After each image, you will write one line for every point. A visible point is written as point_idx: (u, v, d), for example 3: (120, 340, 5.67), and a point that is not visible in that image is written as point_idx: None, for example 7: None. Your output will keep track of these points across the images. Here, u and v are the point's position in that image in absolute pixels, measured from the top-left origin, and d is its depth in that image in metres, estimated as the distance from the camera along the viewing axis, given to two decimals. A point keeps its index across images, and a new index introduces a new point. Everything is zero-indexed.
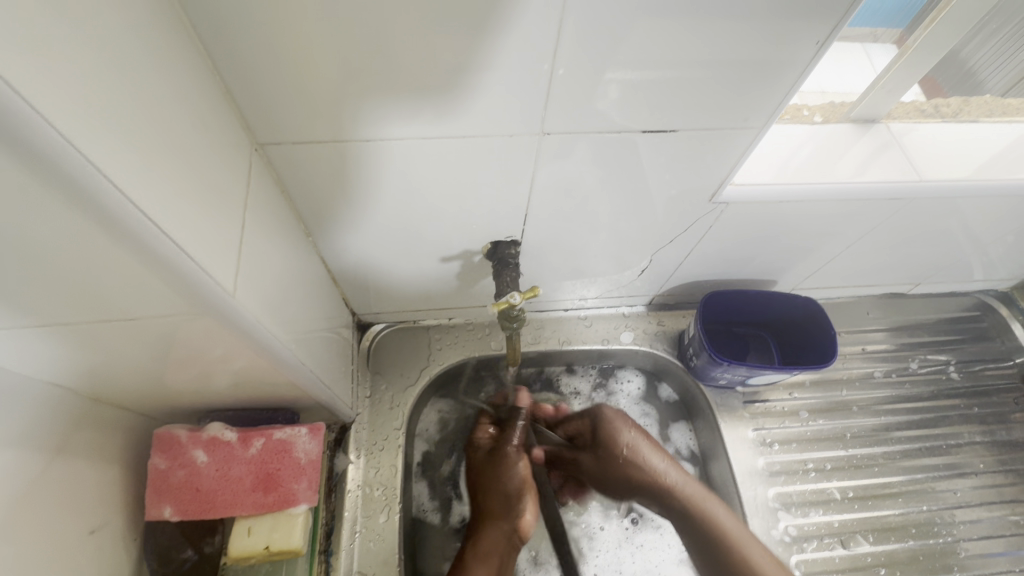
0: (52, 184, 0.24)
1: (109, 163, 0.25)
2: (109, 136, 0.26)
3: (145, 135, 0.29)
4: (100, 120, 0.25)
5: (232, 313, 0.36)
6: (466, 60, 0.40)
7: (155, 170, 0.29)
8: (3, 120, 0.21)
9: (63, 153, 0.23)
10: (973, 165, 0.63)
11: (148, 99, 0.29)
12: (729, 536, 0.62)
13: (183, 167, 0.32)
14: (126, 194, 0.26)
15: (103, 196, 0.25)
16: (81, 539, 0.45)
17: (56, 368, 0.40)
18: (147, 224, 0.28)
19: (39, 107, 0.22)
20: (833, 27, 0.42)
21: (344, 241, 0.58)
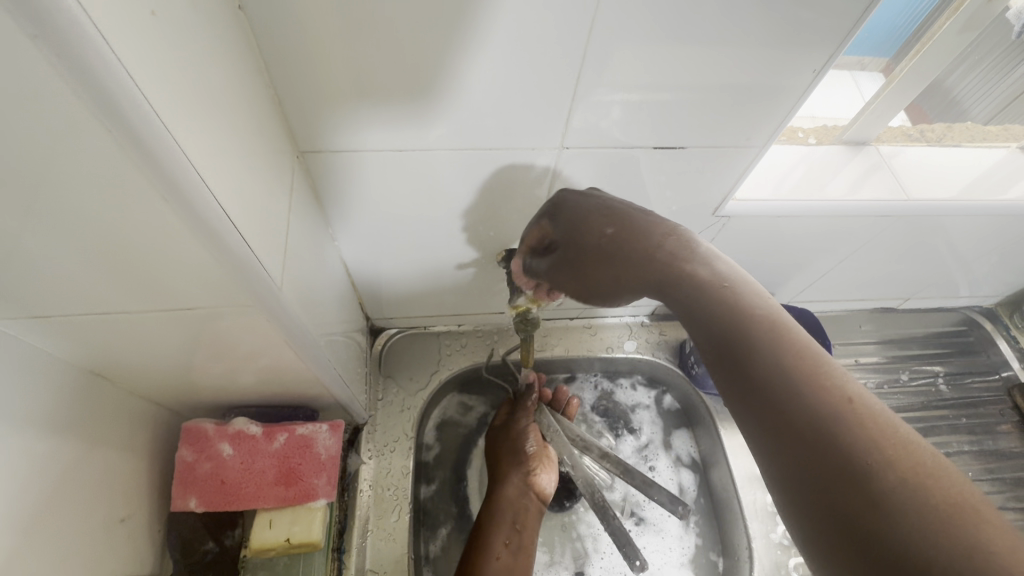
0: (152, 178, 0.26)
1: (197, 160, 0.28)
2: (198, 137, 0.28)
3: (222, 137, 0.31)
4: (193, 123, 0.28)
5: (276, 304, 0.39)
6: (497, 78, 0.44)
7: (228, 170, 0.32)
8: (124, 118, 0.23)
9: (166, 151, 0.25)
10: (956, 186, 0.67)
11: (225, 106, 0.32)
12: None
13: (247, 168, 0.34)
14: (207, 190, 0.29)
15: (192, 190, 0.28)
16: (111, 526, 0.47)
17: (102, 355, 0.42)
18: (220, 219, 0.30)
19: (153, 109, 0.24)
20: (828, 58, 0.46)
21: (366, 246, 0.61)
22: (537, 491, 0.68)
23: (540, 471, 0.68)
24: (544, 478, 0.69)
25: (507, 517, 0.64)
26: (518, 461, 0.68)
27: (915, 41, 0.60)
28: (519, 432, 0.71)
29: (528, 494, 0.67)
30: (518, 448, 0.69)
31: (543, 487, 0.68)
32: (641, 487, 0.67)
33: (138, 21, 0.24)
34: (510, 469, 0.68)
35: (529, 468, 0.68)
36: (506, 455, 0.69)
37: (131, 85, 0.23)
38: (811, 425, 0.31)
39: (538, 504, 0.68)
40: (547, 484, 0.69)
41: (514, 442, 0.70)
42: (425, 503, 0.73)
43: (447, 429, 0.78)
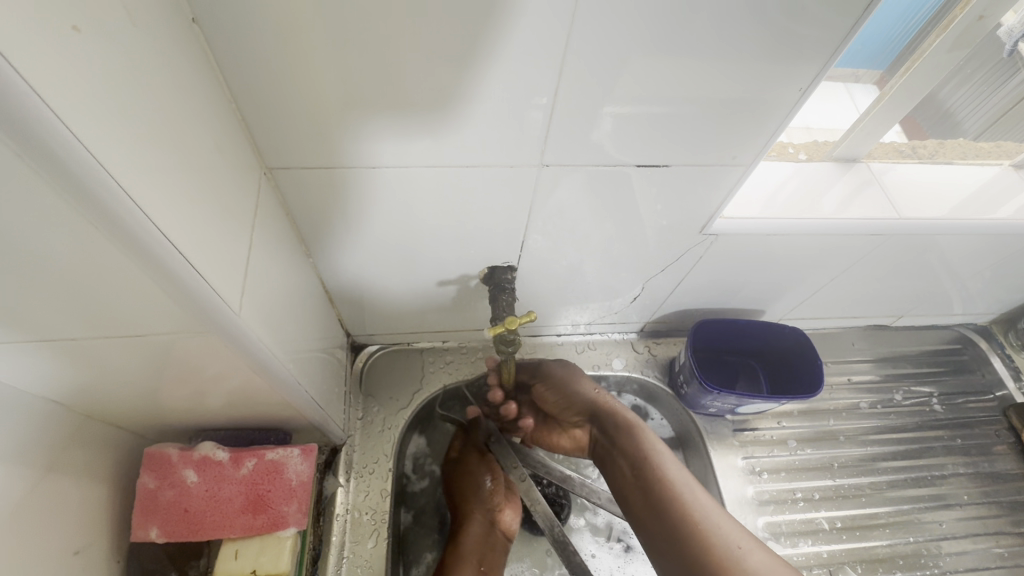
0: (72, 197, 0.24)
1: (130, 180, 0.26)
2: (132, 154, 0.26)
3: (163, 154, 0.29)
4: (125, 138, 0.26)
5: (234, 329, 0.37)
6: (471, 92, 0.42)
7: (170, 188, 0.30)
8: (32, 135, 0.21)
9: (87, 169, 0.24)
10: (948, 205, 0.66)
11: (167, 121, 0.30)
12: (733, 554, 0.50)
13: (196, 185, 0.33)
14: (144, 210, 0.27)
15: (121, 212, 0.26)
16: (64, 560, 0.44)
17: (49, 381, 0.40)
18: (159, 239, 0.28)
19: (69, 124, 0.23)
20: (814, 77, 0.45)
21: (342, 262, 0.59)
22: (502, 530, 0.69)
23: (503, 506, 0.69)
24: (509, 514, 0.69)
25: (471, 556, 0.65)
26: (482, 499, 0.69)
27: (908, 54, 0.60)
28: (475, 471, 0.71)
29: (494, 534, 0.68)
30: (479, 487, 0.70)
31: (509, 525, 0.69)
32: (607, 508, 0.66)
33: (60, 39, 0.22)
34: (474, 509, 0.68)
35: (493, 507, 0.69)
36: (469, 497, 0.69)
37: (51, 106, 0.22)
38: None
39: (503, 541, 0.68)
40: (512, 520, 0.69)
41: (472, 480, 0.71)
42: (404, 530, 0.70)
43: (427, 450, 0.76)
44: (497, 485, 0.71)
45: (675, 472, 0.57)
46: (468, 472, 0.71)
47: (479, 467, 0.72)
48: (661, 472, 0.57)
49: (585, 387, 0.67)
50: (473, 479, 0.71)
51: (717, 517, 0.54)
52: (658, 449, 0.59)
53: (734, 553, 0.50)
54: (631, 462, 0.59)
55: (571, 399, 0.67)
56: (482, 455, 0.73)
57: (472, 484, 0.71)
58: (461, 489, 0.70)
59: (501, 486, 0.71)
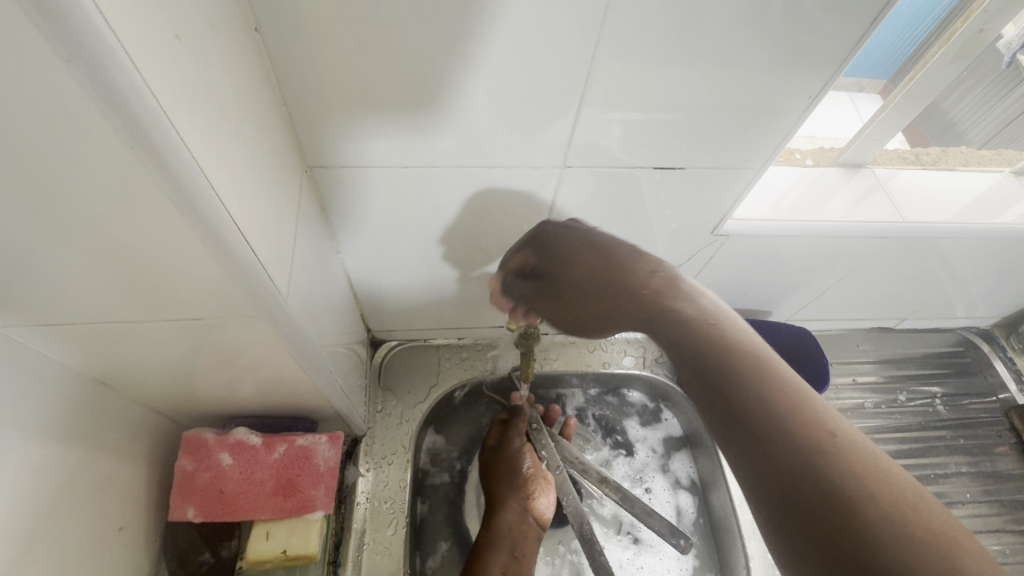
0: (160, 181, 0.27)
1: (207, 168, 0.29)
2: (208, 145, 0.29)
3: (231, 146, 0.32)
4: (204, 131, 0.29)
5: (281, 315, 0.39)
6: (502, 95, 0.45)
7: (236, 178, 0.32)
8: (135, 123, 0.24)
9: (176, 156, 0.26)
10: (950, 209, 0.69)
11: (235, 117, 0.33)
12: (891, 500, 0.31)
13: (255, 178, 0.35)
14: (216, 197, 0.30)
15: (198, 197, 0.28)
16: (108, 535, 0.46)
17: (106, 361, 0.42)
18: (227, 224, 0.31)
19: (165, 114, 0.25)
20: (822, 87, 0.48)
21: (369, 258, 0.62)
22: (536, 516, 0.67)
23: (539, 495, 0.68)
24: (542, 501, 0.68)
25: (503, 540, 0.64)
26: (515, 485, 0.68)
27: (912, 63, 0.62)
28: (512, 457, 0.71)
29: (527, 520, 0.67)
30: (515, 472, 0.70)
31: (543, 511, 0.68)
32: (641, 515, 0.69)
33: (164, 46, 0.25)
34: (507, 495, 0.68)
35: (526, 493, 0.68)
36: (503, 482, 0.69)
37: (157, 104, 0.24)
38: (791, 458, 0.34)
39: (536, 528, 0.67)
40: (546, 506, 0.68)
41: (509, 466, 0.71)
42: (421, 518, 0.72)
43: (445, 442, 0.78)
44: (534, 471, 0.70)
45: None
46: (504, 458, 0.72)
47: (515, 456, 0.71)
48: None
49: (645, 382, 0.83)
50: (509, 465, 0.71)
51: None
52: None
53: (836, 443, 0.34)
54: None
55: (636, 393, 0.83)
56: (522, 442, 0.73)
57: (507, 469, 0.70)
58: (496, 476, 0.71)
59: (539, 471, 0.70)
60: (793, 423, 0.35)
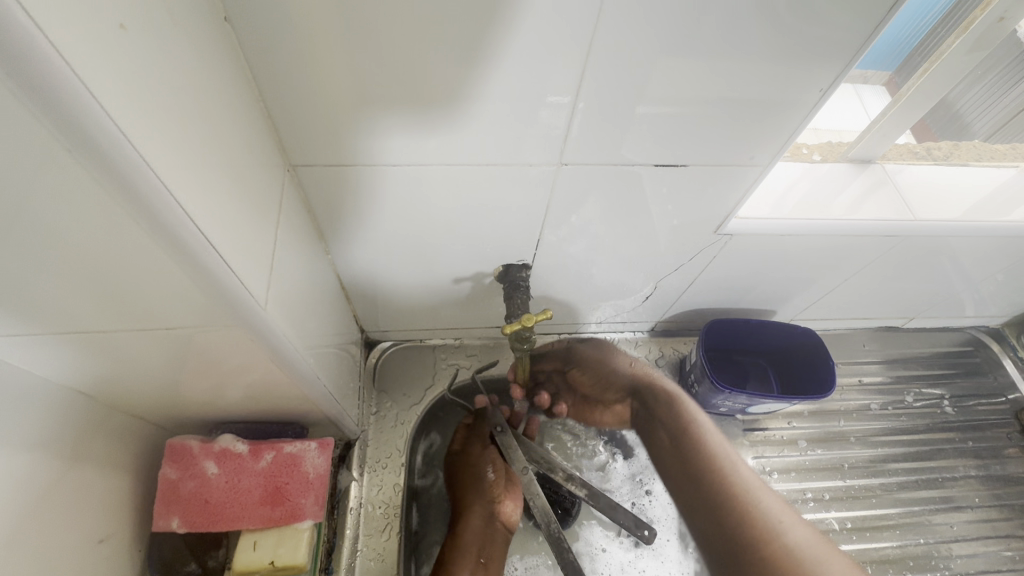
0: (111, 187, 0.25)
1: (164, 171, 0.27)
2: (166, 147, 0.27)
3: (194, 146, 0.30)
4: (160, 131, 0.27)
5: (259, 322, 0.38)
6: (495, 91, 0.43)
7: (199, 180, 0.30)
8: (74, 122, 0.22)
9: (126, 159, 0.24)
10: (963, 207, 0.66)
11: (199, 115, 0.31)
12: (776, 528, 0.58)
13: (224, 179, 0.33)
14: (178, 201, 0.28)
15: (156, 202, 0.26)
16: (90, 548, 0.45)
17: (79, 371, 0.41)
18: (190, 229, 0.29)
19: (109, 113, 0.23)
20: (834, 79, 0.45)
21: (360, 259, 0.60)
22: (502, 521, 0.69)
23: (504, 498, 0.69)
24: (508, 506, 0.69)
25: (468, 548, 0.66)
26: (482, 490, 0.70)
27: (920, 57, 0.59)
28: (474, 463, 0.72)
29: (493, 525, 0.69)
30: (479, 478, 0.71)
31: (509, 516, 0.69)
32: (607, 510, 0.66)
33: (102, 36, 0.23)
34: (472, 501, 0.69)
35: (491, 498, 0.69)
36: (468, 489, 0.71)
37: (95, 99, 0.22)
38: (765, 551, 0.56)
39: (505, 531, 0.69)
40: (511, 510, 0.69)
41: (471, 473, 0.72)
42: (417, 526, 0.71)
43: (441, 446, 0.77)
44: (497, 476, 0.71)
45: (756, 485, 0.63)
46: (468, 464, 0.72)
47: (478, 462, 0.72)
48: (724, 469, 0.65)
49: (620, 361, 0.81)
50: (473, 471, 0.72)
51: (783, 516, 0.59)
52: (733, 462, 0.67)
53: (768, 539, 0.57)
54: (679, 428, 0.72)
55: (609, 376, 0.80)
56: (483, 446, 0.73)
57: (471, 476, 0.72)
58: (464, 480, 0.72)
59: (502, 476, 0.71)
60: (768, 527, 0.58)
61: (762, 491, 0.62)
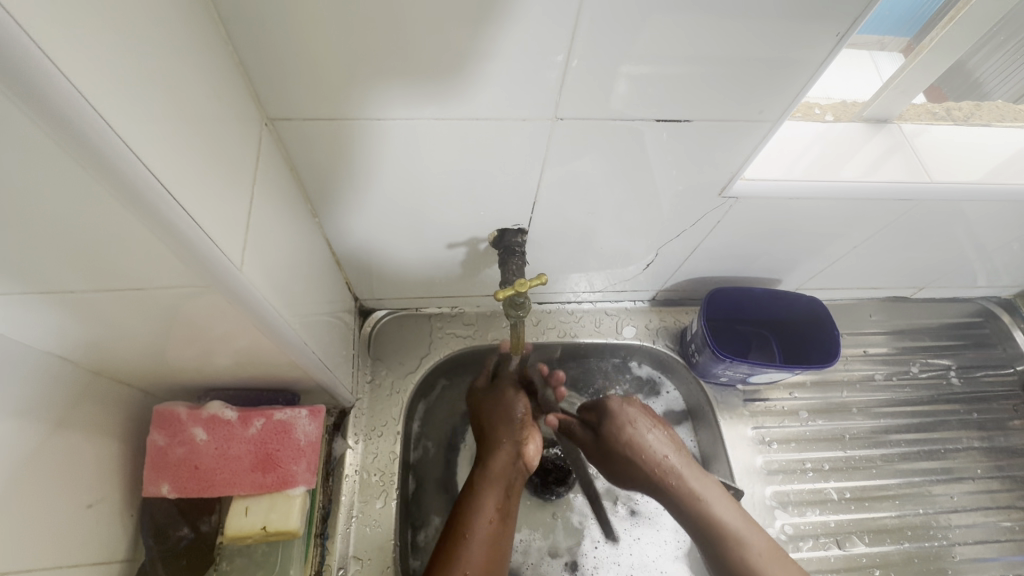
0: (57, 135, 0.23)
1: (116, 121, 0.25)
2: (119, 95, 0.25)
3: (153, 95, 0.28)
4: (111, 74, 0.25)
5: (238, 286, 0.36)
6: (482, 44, 0.40)
7: (160, 132, 0.28)
8: (9, 62, 0.20)
9: (71, 105, 0.22)
10: (982, 169, 0.63)
11: (158, 60, 0.29)
12: (731, 533, 0.60)
13: (191, 134, 0.31)
14: (135, 155, 0.26)
15: (110, 153, 0.25)
16: (79, 513, 0.45)
17: (53, 336, 0.39)
18: (153, 185, 0.27)
19: (47, 51, 0.21)
20: (851, 23, 0.41)
21: (348, 222, 0.58)
22: (527, 460, 0.64)
23: (530, 437, 0.65)
24: (534, 447, 0.66)
25: (492, 481, 0.61)
26: (511, 429, 0.65)
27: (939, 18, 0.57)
28: (505, 403, 0.67)
29: (518, 464, 0.64)
30: (512, 417, 0.66)
31: (533, 457, 0.65)
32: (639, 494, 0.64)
33: None
34: (501, 438, 0.65)
35: (522, 434, 0.65)
36: (498, 425, 0.66)
37: (28, 32, 0.20)
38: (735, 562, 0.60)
39: (524, 469, 0.64)
40: (536, 453, 0.65)
41: (506, 412, 0.67)
42: (414, 496, 0.71)
43: (439, 417, 0.76)
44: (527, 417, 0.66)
45: (653, 446, 0.65)
46: (501, 402, 0.68)
47: (507, 403, 0.68)
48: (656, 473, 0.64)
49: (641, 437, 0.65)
50: (506, 409, 0.67)
51: (704, 491, 0.62)
52: (650, 443, 0.65)
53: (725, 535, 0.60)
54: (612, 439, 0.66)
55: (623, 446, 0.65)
56: (517, 391, 0.69)
57: (504, 416, 0.67)
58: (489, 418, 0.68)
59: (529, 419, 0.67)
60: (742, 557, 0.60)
61: (687, 479, 0.63)
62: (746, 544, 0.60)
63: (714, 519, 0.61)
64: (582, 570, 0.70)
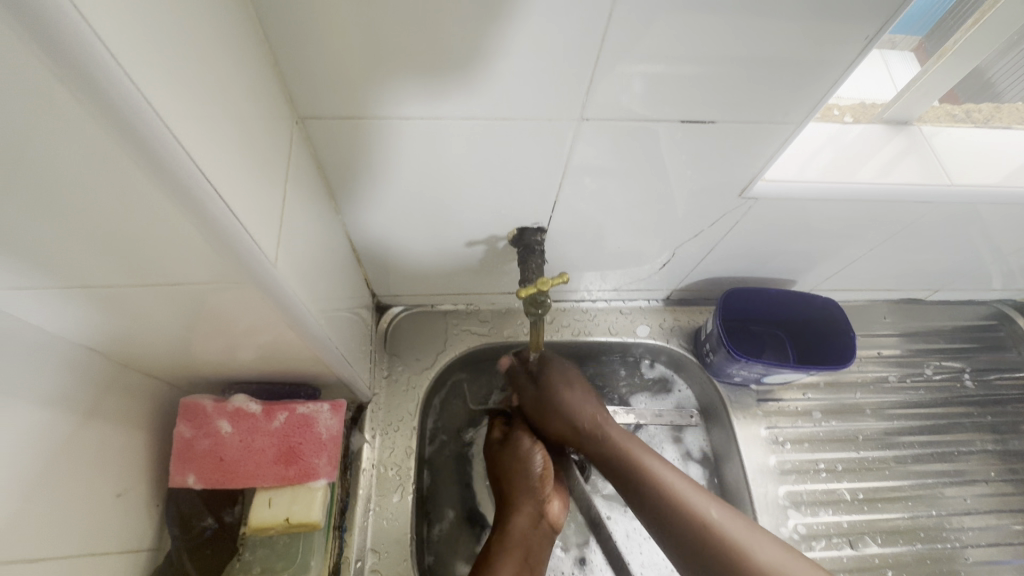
0: (114, 131, 0.24)
1: (165, 114, 0.25)
2: (168, 89, 0.26)
3: (197, 90, 0.29)
4: (161, 68, 0.25)
5: (271, 280, 0.37)
6: (511, 43, 0.40)
7: (203, 126, 0.29)
8: (72, 57, 0.21)
9: (125, 98, 0.23)
10: (1002, 172, 0.63)
11: (202, 56, 0.29)
12: (653, 477, 0.58)
13: (231, 129, 0.32)
14: (181, 147, 0.27)
15: (159, 145, 0.25)
16: (109, 502, 0.46)
17: (89, 328, 0.40)
18: (197, 177, 0.28)
19: (108, 49, 0.22)
20: (881, 26, 0.41)
21: (370, 218, 0.58)
22: (550, 521, 0.63)
23: (552, 497, 0.64)
24: (557, 505, 0.64)
25: (512, 548, 0.59)
26: (531, 488, 0.64)
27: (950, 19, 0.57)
28: (520, 459, 0.66)
29: (540, 526, 0.62)
30: (529, 472, 0.64)
31: (557, 516, 0.63)
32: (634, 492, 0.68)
33: None
34: (519, 496, 0.63)
35: (541, 495, 0.63)
36: (517, 485, 0.64)
37: (92, 31, 0.21)
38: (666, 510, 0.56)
39: (550, 532, 0.63)
40: (559, 513, 0.63)
41: (523, 466, 0.65)
42: (429, 492, 0.71)
43: (451, 414, 0.77)
44: (546, 472, 0.64)
45: (661, 469, 0.59)
46: (518, 456, 0.66)
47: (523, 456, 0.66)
48: (666, 495, 0.57)
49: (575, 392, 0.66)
50: (523, 465, 0.65)
51: (712, 507, 0.56)
52: (654, 462, 0.60)
53: (735, 554, 0.53)
54: (613, 457, 0.61)
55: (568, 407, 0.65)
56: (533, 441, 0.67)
57: (521, 473, 0.65)
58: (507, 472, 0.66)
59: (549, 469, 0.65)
60: (663, 501, 0.57)
61: (695, 498, 0.57)
62: (760, 558, 0.52)
63: (726, 532, 0.54)
64: (592, 566, 0.70)
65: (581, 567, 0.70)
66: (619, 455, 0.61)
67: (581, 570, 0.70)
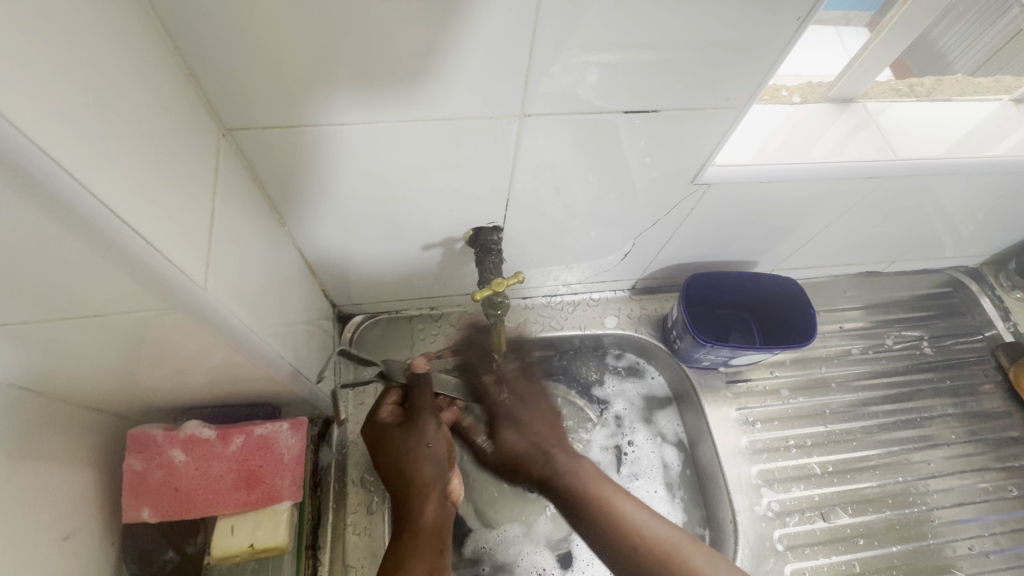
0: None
1: (39, 130, 0.24)
2: (44, 104, 0.24)
3: (82, 104, 0.27)
4: (31, 81, 0.23)
5: (202, 303, 0.35)
6: (443, 44, 0.39)
7: (92, 142, 0.27)
8: None
9: (2, 136, 0.22)
10: (945, 144, 0.64)
11: (87, 67, 0.27)
12: (632, 528, 0.53)
13: (129, 144, 0.30)
14: (59, 164, 0.25)
15: (30, 163, 0.23)
16: (57, 546, 0.43)
17: (11, 369, 0.37)
18: (82, 195, 0.26)
19: None
20: (812, 6, 0.41)
21: (320, 230, 0.57)
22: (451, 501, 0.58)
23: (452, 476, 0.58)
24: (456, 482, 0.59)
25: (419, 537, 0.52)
26: (440, 471, 0.56)
27: None
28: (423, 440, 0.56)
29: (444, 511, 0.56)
30: (437, 458, 0.57)
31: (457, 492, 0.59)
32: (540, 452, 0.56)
33: None
34: (428, 486, 0.55)
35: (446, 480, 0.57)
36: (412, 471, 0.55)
37: None
38: None
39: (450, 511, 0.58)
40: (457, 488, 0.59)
41: (428, 452, 0.56)
42: None
43: None
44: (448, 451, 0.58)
45: (612, 493, 0.56)
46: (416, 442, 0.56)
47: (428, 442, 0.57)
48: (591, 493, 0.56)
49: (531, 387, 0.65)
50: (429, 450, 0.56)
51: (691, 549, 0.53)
52: (603, 485, 0.57)
53: (619, 524, 0.54)
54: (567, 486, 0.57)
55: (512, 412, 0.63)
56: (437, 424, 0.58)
57: (429, 461, 0.56)
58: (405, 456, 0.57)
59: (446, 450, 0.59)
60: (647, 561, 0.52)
61: (648, 524, 0.54)
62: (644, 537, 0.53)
63: (661, 548, 0.52)
64: (576, 561, 0.70)
65: (567, 564, 0.70)
66: (585, 497, 0.56)
67: (566, 568, 0.70)
